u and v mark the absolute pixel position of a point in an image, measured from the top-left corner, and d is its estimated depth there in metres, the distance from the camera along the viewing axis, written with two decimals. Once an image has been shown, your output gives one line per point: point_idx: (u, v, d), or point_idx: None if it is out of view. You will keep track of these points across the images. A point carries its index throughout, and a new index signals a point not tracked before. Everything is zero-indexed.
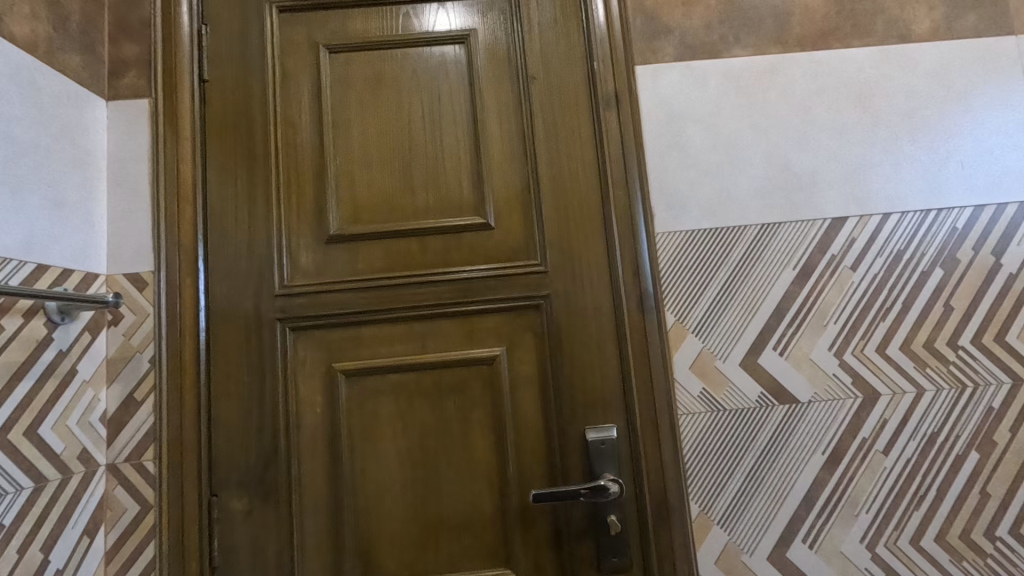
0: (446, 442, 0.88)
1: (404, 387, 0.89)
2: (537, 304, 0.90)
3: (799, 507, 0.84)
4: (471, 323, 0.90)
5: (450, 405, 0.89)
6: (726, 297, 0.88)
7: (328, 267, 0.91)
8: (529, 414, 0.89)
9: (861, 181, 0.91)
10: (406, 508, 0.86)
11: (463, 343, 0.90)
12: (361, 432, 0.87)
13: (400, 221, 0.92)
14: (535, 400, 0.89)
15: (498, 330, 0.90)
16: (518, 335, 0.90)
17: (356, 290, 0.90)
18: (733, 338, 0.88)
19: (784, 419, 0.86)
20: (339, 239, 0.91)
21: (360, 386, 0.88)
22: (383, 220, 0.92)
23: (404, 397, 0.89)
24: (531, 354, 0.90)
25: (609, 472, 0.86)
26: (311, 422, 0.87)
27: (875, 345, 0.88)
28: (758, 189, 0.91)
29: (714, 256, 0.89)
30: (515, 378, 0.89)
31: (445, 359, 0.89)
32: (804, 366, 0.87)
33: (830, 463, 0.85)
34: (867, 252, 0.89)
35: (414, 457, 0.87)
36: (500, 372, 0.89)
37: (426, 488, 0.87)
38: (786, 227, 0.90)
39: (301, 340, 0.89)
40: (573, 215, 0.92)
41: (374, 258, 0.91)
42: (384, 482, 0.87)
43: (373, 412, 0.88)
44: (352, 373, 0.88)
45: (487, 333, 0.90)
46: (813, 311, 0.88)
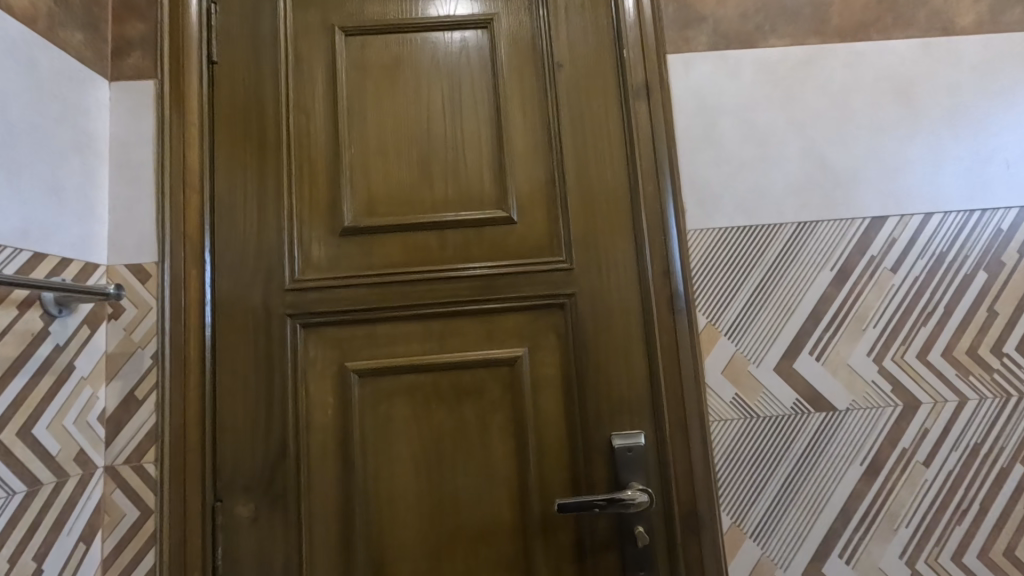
0: (464, 447, 0.84)
1: (421, 388, 0.84)
2: (562, 303, 0.86)
3: (835, 520, 0.80)
4: (492, 322, 0.86)
5: (469, 408, 0.84)
6: (760, 298, 0.84)
7: (341, 261, 0.86)
8: (553, 418, 0.84)
9: (902, 179, 0.87)
10: (422, 516, 0.82)
11: (483, 342, 0.85)
12: (375, 435, 0.83)
13: (418, 213, 0.87)
14: (558, 403, 0.85)
15: (521, 329, 0.86)
16: (541, 336, 0.86)
17: (372, 286, 0.85)
18: (768, 342, 0.83)
19: (821, 427, 0.82)
20: (353, 232, 0.86)
21: (375, 387, 0.84)
22: (400, 212, 0.87)
23: (421, 399, 0.84)
24: (555, 355, 0.85)
25: (635, 480, 0.81)
26: (322, 424, 0.82)
27: (916, 351, 0.84)
28: (795, 186, 0.86)
29: (748, 256, 0.85)
30: (538, 381, 0.85)
31: (465, 359, 0.85)
32: (841, 373, 0.83)
33: (867, 474, 0.81)
34: (908, 254, 0.85)
35: (430, 462, 0.83)
36: (522, 374, 0.85)
37: (442, 495, 0.82)
38: (824, 226, 0.86)
39: (312, 337, 0.84)
40: (600, 211, 0.88)
41: (390, 252, 0.87)
42: (398, 489, 0.82)
43: (388, 415, 0.83)
44: (367, 373, 0.84)
45: (508, 333, 0.86)
46: (851, 314, 0.84)
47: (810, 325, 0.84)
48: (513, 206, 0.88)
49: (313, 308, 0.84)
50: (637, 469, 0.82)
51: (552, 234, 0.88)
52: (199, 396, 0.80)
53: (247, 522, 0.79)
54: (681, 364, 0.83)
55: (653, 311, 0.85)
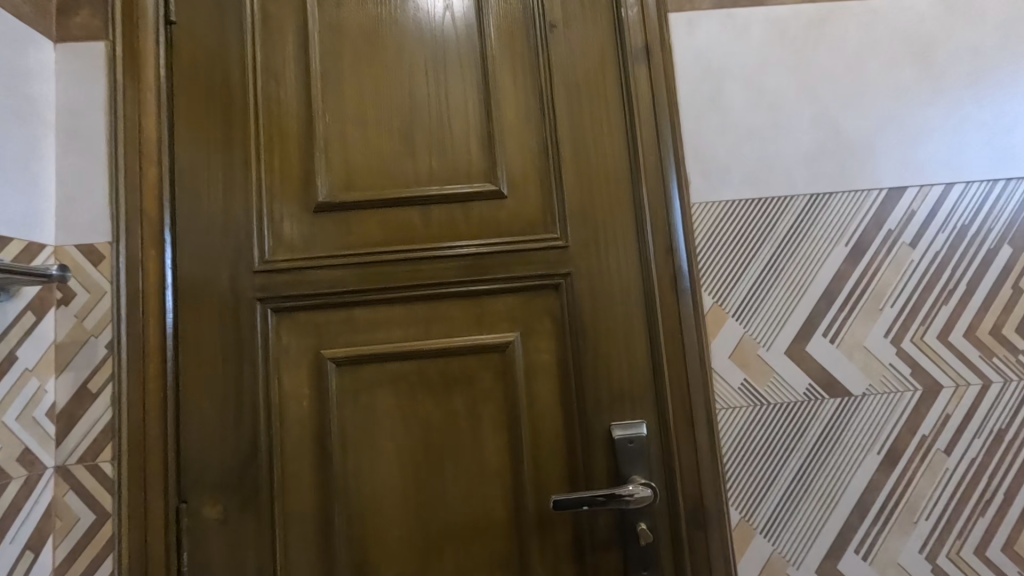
0: (452, 440, 0.77)
1: (405, 377, 0.78)
2: (557, 283, 0.79)
3: (851, 513, 0.75)
4: (481, 305, 0.79)
5: (457, 398, 0.78)
6: (770, 276, 0.78)
7: (315, 240, 0.79)
8: (548, 408, 0.78)
9: (922, 147, 0.81)
10: (407, 516, 0.75)
11: (472, 327, 0.79)
12: (355, 429, 0.76)
13: (399, 187, 0.80)
14: (554, 391, 0.78)
15: (513, 312, 0.79)
16: (534, 319, 0.79)
17: (349, 266, 0.78)
18: (779, 323, 0.77)
19: (835, 414, 0.76)
20: (328, 208, 0.79)
21: (354, 376, 0.77)
22: (380, 186, 0.80)
23: (405, 389, 0.77)
24: (550, 339, 0.79)
25: (637, 474, 0.76)
26: (296, 417, 0.75)
27: (937, 331, 0.78)
28: (808, 155, 0.80)
29: (756, 231, 0.79)
30: (532, 368, 0.79)
31: (451, 345, 0.78)
32: (857, 356, 0.77)
33: (885, 464, 0.75)
34: (928, 227, 0.79)
35: (415, 457, 0.76)
36: (514, 361, 0.78)
37: (429, 493, 0.76)
38: (838, 199, 0.79)
39: (285, 323, 0.77)
40: (597, 184, 0.81)
41: (369, 229, 0.79)
42: (381, 486, 0.76)
43: (368, 406, 0.77)
44: (345, 361, 0.77)
45: (499, 316, 0.79)
46: (867, 293, 0.78)
47: (824, 305, 0.78)
48: (502, 178, 0.81)
49: (285, 292, 0.77)
50: (638, 461, 0.76)
51: (545, 209, 0.81)
52: (159, 388, 0.73)
53: (216, 525, 0.73)
54: (686, 348, 0.77)
55: (654, 291, 0.78)
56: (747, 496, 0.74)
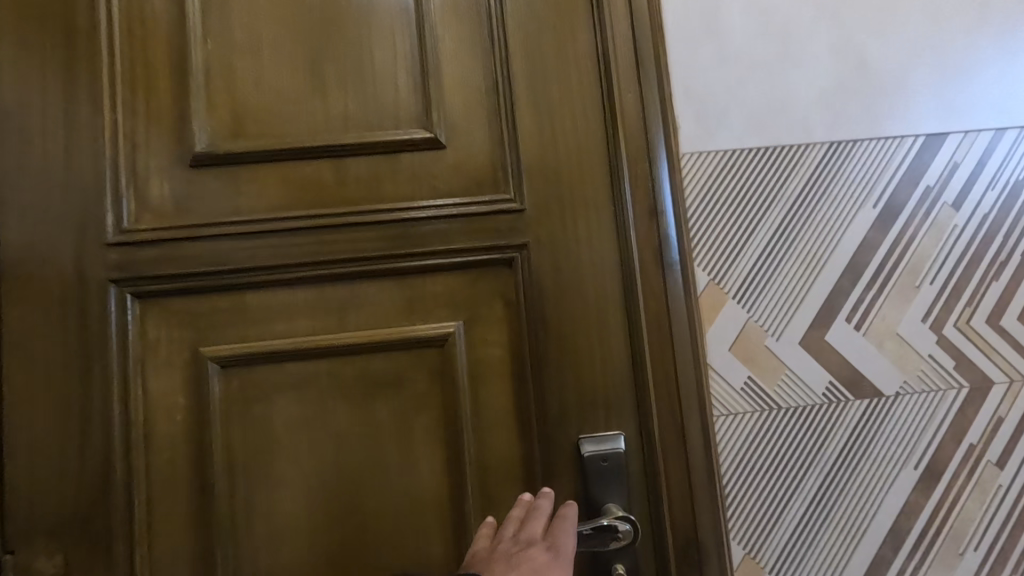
0: (376, 461, 0.60)
1: (314, 381, 0.60)
2: (510, 258, 0.62)
3: (883, 545, 0.59)
4: (412, 286, 0.62)
5: (382, 406, 0.60)
6: (779, 247, 0.62)
7: (193, 203, 0.60)
8: (500, 417, 0.61)
9: (968, 83, 0.64)
10: (316, 561, 0.58)
11: (400, 315, 0.61)
12: (247, 449, 0.59)
13: (304, 135, 0.62)
14: (507, 396, 0.61)
15: (454, 296, 0.62)
16: (481, 304, 0.62)
17: (238, 237, 0.60)
18: (791, 306, 0.61)
19: (862, 419, 0.60)
20: (209, 160, 0.60)
21: (245, 380, 0.59)
22: (279, 133, 0.62)
23: (314, 395, 0.60)
24: (502, 330, 0.62)
25: (613, 501, 0.59)
26: (169, 436, 0.58)
27: (986, 314, 0.62)
28: (826, 94, 0.63)
29: (763, 189, 0.62)
30: (479, 366, 0.62)
31: (372, 339, 0.60)
32: (889, 346, 0.61)
33: (925, 482, 0.60)
34: (975, 184, 0.63)
35: (327, 484, 0.59)
36: (455, 358, 0.61)
37: (346, 529, 0.59)
38: (864, 148, 0.63)
39: (154, 312, 0.59)
40: (561, 131, 0.63)
41: (264, 189, 0.61)
42: (283, 523, 0.58)
43: (264, 419, 0.59)
44: (233, 360, 0.59)
45: (435, 301, 0.62)
46: (901, 267, 0.62)
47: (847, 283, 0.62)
48: (440, 124, 0.63)
49: (151, 270, 0.59)
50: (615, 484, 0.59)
51: (495, 163, 0.63)
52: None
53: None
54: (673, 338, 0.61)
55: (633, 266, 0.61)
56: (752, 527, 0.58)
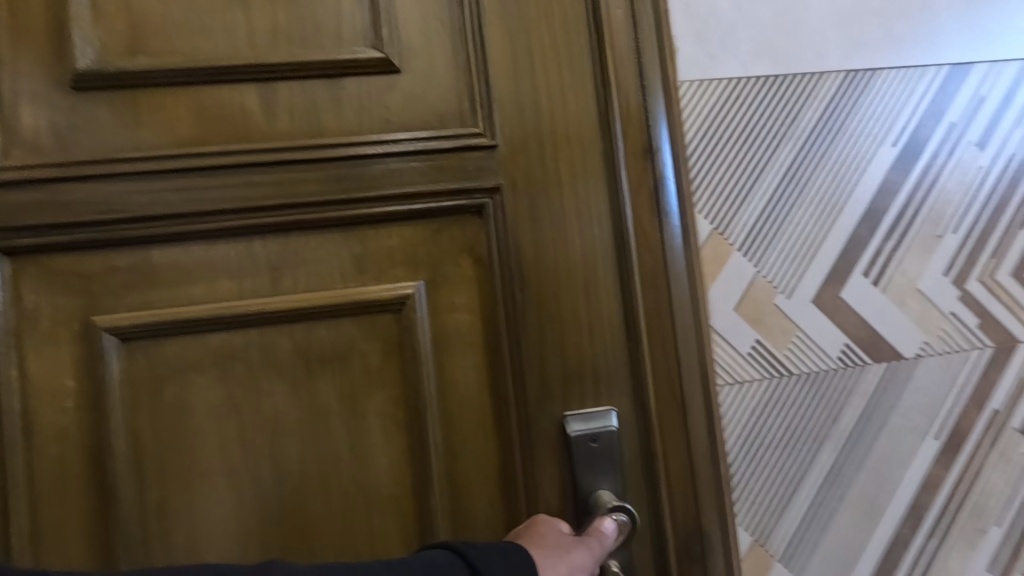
0: (321, 444, 0.53)
1: (244, 354, 0.53)
2: (479, 207, 0.53)
3: (902, 524, 0.53)
4: (361, 241, 0.53)
5: (327, 381, 0.53)
6: (790, 191, 0.54)
7: (93, 145, 0.52)
8: (468, 392, 0.53)
9: (997, 5, 0.57)
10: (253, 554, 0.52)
11: (345, 273, 0.53)
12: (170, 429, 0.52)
13: (222, 58, 0.52)
14: (478, 369, 0.53)
15: (413, 251, 0.53)
16: (443, 262, 0.53)
17: (149, 182, 0.52)
18: (803, 261, 0.53)
19: (880, 385, 0.53)
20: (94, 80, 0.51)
21: (165, 353, 0.53)
22: (190, 58, 0.52)
23: (248, 369, 0.53)
24: (474, 292, 0.53)
25: (604, 487, 0.52)
26: (83, 414, 0.52)
27: (1011, 267, 0.56)
28: (842, 16, 0.55)
29: (772, 124, 0.54)
30: (442, 334, 0.53)
31: (312, 302, 0.52)
32: (908, 303, 0.54)
33: (946, 453, 0.54)
34: (1001, 121, 0.56)
35: (258, 474, 0.53)
36: (415, 324, 0.52)
37: (286, 519, 0.53)
38: (883, 79, 0.55)
39: (50, 272, 0.52)
40: (537, 55, 0.53)
41: (171, 120, 0.52)
42: (214, 511, 0.52)
43: (187, 395, 0.52)
44: (147, 329, 0.52)
45: (389, 258, 0.53)
46: (921, 215, 0.55)
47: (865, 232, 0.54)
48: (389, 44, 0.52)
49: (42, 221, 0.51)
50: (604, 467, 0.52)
51: (458, 94, 0.53)
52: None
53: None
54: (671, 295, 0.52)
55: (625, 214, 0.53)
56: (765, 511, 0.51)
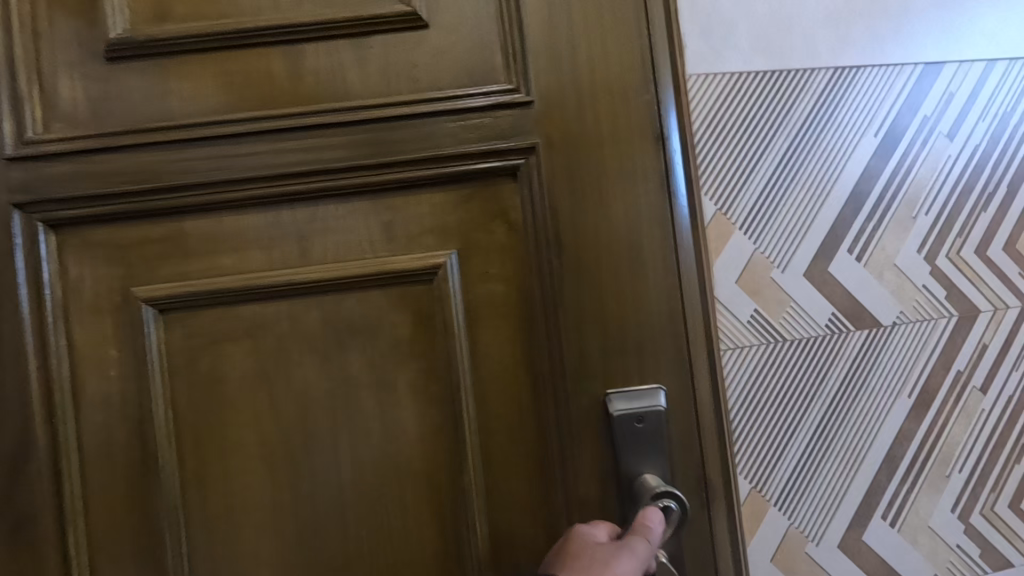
0: (357, 400, 0.58)
1: (275, 325, 0.58)
2: (513, 168, 0.57)
3: (879, 471, 0.60)
4: (393, 216, 0.58)
5: (362, 343, 0.58)
6: (785, 176, 0.59)
7: (135, 120, 0.58)
8: (498, 355, 0.58)
9: (965, 10, 0.64)
10: (295, 500, 0.58)
11: (379, 245, 0.58)
12: (220, 386, 0.58)
13: (261, 47, 0.58)
14: (503, 333, 0.58)
15: (442, 225, 0.58)
16: (473, 237, 0.58)
17: (201, 155, 0.58)
18: (795, 238, 0.59)
19: (862, 349, 0.60)
20: (122, 47, 0.58)
21: (215, 316, 0.59)
22: (213, 25, 0.58)
23: (290, 332, 0.58)
24: (501, 264, 0.58)
25: (646, 462, 0.56)
26: (142, 371, 0.58)
27: (974, 245, 0.63)
28: (832, 17, 0.61)
29: (769, 115, 0.59)
30: (474, 302, 0.58)
31: (349, 269, 0.58)
32: (886, 277, 0.61)
33: (918, 409, 0.61)
34: (967, 115, 0.63)
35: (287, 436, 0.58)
36: (446, 292, 0.57)
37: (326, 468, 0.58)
38: (867, 76, 0.61)
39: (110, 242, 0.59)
40: (560, 45, 0.57)
41: (202, 86, 0.59)
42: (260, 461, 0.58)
43: (236, 355, 0.58)
44: (201, 295, 0.58)
45: (419, 231, 0.58)
46: (898, 198, 0.61)
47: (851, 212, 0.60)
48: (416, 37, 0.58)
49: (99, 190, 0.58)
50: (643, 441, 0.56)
51: (481, 83, 0.58)
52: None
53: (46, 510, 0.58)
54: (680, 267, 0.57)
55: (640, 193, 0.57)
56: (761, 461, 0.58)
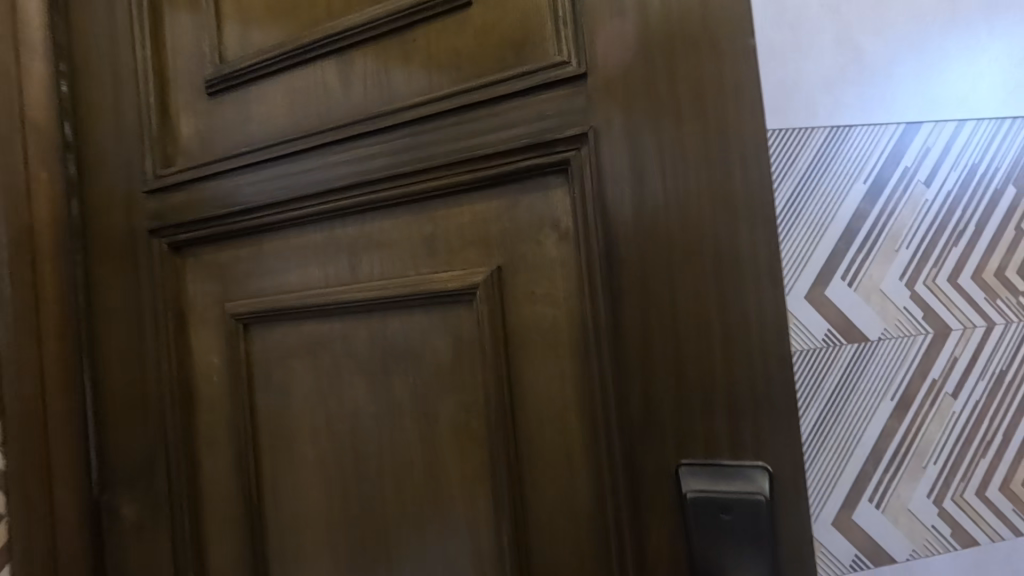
0: (415, 375, 0.94)
1: (330, 342, 1.00)
2: (561, 166, 0.82)
3: (866, 462, 0.72)
4: (440, 229, 0.92)
5: (407, 366, 0.94)
6: (791, 215, 0.72)
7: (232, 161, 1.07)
8: (541, 345, 0.85)
9: (940, 78, 0.77)
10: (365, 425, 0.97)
11: (427, 251, 0.93)
12: (321, 343, 1.01)
13: (330, 79, 1.00)
14: (511, 319, 0.87)
15: (488, 234, 0.89)
16: (517, 267, 0.87)
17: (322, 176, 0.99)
18: (799, 266, 0.72)
19: (852, 360, 0.72)
20: (222, 81, 1.09)
21: (317, 312, 1.00)
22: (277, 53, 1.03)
23: (355, 334, 0.98)
24: (538, 286, 0.85)
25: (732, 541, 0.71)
26: (261, 359, 1.06)
27: (948, 274, 0.75)
28: (828, 84, 0.74)
29: (779, 163, 0.71)
30: (523, 317, 0.86)
31: (409, 278, 0.94)
32: (873, 299, 0.73)
33: (898, 410, 0.73)
34: (942, 165, 0.76)
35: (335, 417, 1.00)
36: (487, 299, 0.87)
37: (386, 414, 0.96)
38: (858, 132, 0.74)
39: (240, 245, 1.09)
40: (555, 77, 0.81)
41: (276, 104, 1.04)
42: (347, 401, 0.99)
43: (329, 329, 1.00)
44: (282, 304, 1.03)
45: (457, 234, 0.91)
46: (884, 233, 0.74)
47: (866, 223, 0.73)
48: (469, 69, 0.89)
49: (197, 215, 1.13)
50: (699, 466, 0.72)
51: (550, 95, 0.82)
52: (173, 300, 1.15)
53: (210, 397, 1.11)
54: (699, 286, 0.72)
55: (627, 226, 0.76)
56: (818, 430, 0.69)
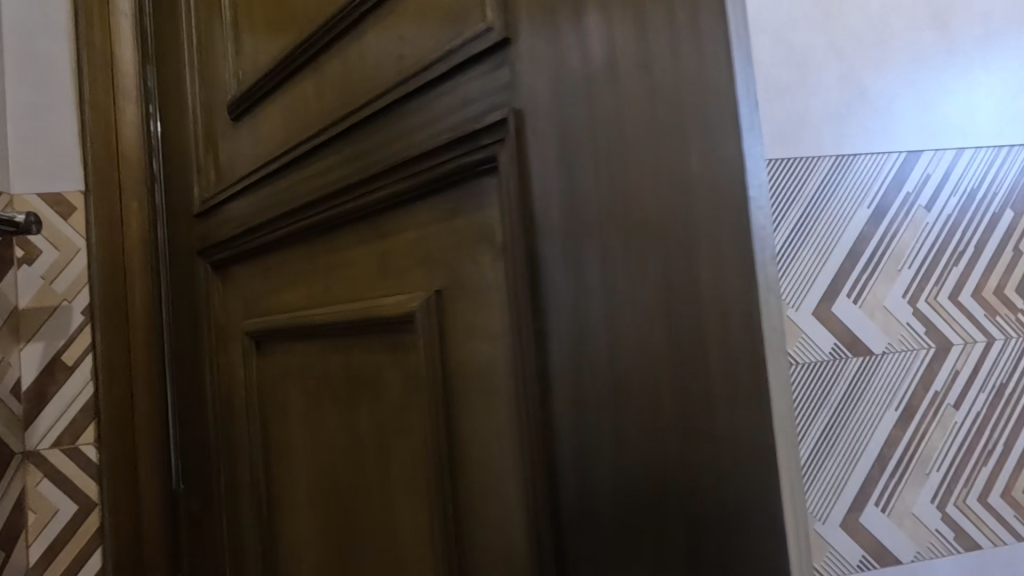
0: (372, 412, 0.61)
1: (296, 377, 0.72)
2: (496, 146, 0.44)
3: (871, 468, 0.77)
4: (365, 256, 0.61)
5: (368, 406, 0.61)
6: (799, 237, 0.78)
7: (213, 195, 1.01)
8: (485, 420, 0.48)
9: (939, 109, 0.82)
10: (333, 463, 0.66)
11: (360, 273, 0.62)
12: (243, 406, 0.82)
13: (308, 96, 0.70)
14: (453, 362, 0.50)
15: (425, 252, 0.54)
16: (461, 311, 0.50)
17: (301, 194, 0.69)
18: (806, 284, 0.78)
19: (858, 371, 0.77)
20: (242, 107, 0.81)
21: (294, 333, 0.70)
22: (286, 53, 0.71)
23: (333, 359, 0.66)
24: (495, 317, 0.47)
25: None
26: None
27: (949, 291, 0.81)
28: (833, 115, 0.80)
29: (787, 190, 0.78)
30: (466, 359, 0.49)
31: (359, 292, 0.61)
32: (877, 315, 0.79)
33: (903, 419, 0.78)
34: (942, 190, 0.81)
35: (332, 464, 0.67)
36: (422, 335, 0.53)
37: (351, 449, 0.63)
38: (861, 160, 0.80)
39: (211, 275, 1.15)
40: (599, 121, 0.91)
41: (274, 128, 0.75)
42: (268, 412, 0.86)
43: (291, 375, 0.72)
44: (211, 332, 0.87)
45: (398, 249, 0.57)
46: (887, 253, 0.79)
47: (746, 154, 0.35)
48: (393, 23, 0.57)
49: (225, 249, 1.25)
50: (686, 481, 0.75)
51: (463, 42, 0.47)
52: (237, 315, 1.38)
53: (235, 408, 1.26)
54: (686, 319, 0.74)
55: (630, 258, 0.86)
56: (737, 464, 0.35)
